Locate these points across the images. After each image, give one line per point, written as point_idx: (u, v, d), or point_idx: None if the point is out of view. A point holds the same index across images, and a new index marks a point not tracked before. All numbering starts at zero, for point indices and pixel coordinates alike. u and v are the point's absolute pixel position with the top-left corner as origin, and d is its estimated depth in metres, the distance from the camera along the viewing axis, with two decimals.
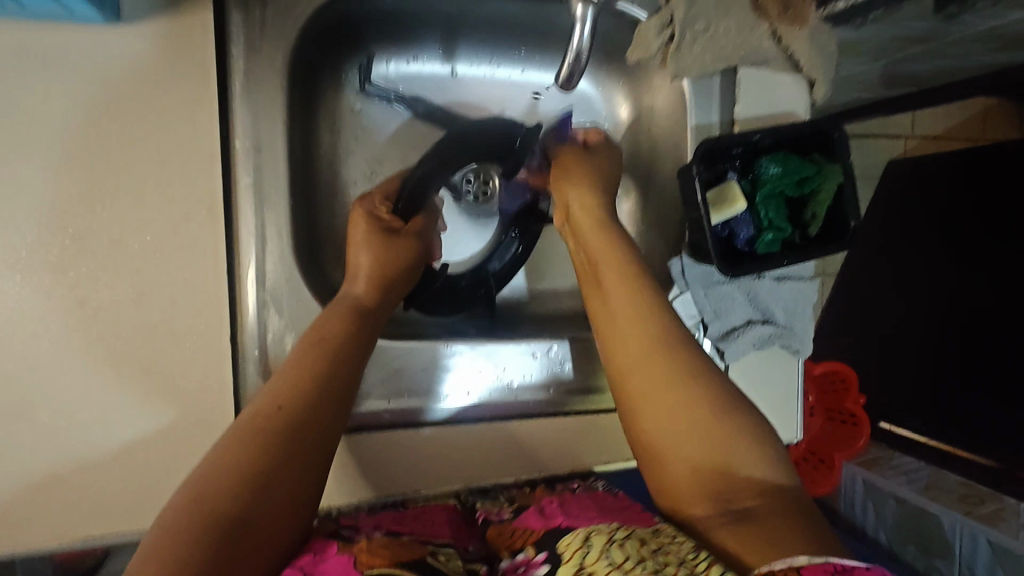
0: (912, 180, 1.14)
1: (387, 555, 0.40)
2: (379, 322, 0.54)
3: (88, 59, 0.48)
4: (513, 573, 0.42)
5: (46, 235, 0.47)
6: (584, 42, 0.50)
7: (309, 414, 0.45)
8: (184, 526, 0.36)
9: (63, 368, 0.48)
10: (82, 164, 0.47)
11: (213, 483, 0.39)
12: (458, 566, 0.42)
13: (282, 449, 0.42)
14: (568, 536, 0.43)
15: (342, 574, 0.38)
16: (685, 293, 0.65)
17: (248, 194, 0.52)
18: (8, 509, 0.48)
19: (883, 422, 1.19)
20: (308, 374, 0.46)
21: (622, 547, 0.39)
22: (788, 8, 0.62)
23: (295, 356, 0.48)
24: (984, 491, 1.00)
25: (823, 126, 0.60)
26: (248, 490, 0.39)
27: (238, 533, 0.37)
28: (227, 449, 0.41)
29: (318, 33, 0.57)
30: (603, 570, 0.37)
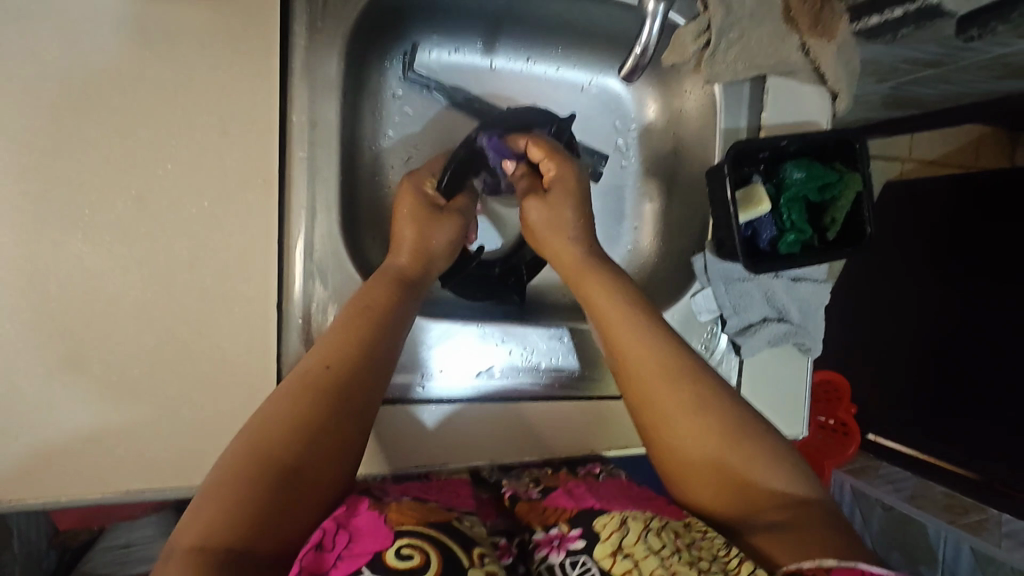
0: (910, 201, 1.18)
1: (416, 515, 0.41)
2: (420, 293, 0.56)
3: (158, 30, 0.50)
4: (548, 546, 0.44)
5: (110, 195, 0.49)
6: (654, 38, 0.55)
7: (359, 375, 0.46)
8: (241, 468, 0.38)
9: (117, 323, 0.50)
10: (149, 130, 0.50)
11: (269, 431, 0.40)
12: (483, 533, 0.44)
13: (334, 407, 0.43)
14: (603, 516, 0.45)
15: (373, 529, 0.39)
16: (705, 289, 0.68)
17: (301, 167, 0.55)
18: (54, 457, 0.49)
19: (870, 433, 1.23)
20: (354, 336, 0.47)
21: (658, 534, 0.42)
22: (818, 23, 0.64)
23: (343, 318, 0.50)
24: (969, 502, 1.06)
25: (846, 135, 0.63)
26: (302, 439, 0.40)
27: (290, 480, 0.39)
28: (280, 399, 0.42)
29: (372, 20, 0.60)
30: (641, 554, 0.40)
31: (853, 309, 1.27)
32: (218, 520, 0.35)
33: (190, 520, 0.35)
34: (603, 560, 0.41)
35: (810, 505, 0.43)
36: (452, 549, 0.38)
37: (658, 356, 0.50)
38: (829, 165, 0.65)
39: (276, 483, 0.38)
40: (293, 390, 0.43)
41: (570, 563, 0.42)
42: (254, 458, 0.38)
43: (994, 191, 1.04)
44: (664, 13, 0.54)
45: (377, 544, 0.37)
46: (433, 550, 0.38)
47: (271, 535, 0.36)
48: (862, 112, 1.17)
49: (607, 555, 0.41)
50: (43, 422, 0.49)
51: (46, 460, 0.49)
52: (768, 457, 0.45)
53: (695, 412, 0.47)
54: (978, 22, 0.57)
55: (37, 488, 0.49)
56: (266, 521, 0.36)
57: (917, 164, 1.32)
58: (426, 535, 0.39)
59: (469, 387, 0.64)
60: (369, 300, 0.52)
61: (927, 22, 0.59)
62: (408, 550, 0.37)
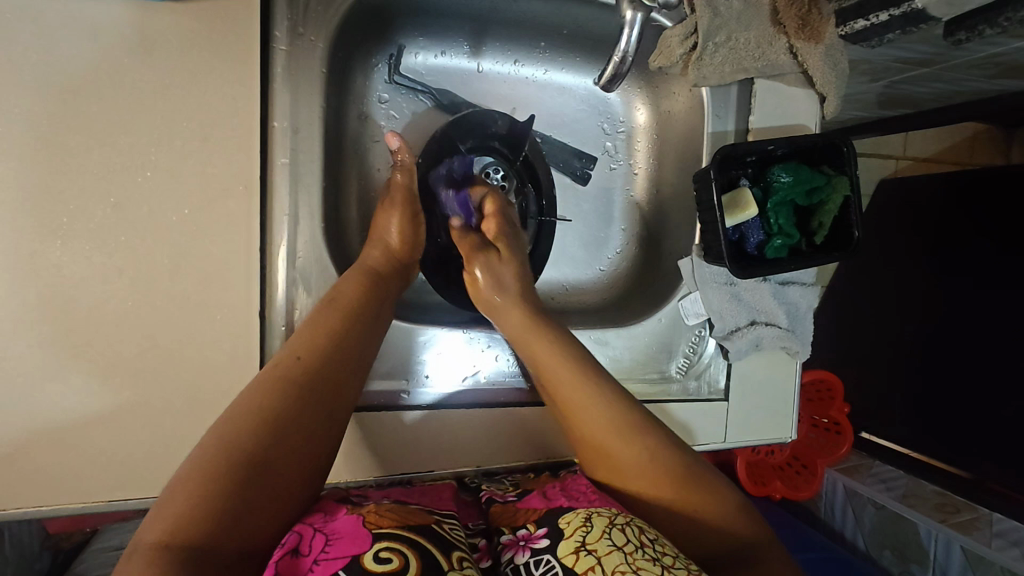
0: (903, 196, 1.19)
1: (396, 519, 0.41)
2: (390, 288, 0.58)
3: (136, 36, 0.49)
4: (514, 547, 0.45)
5: (88, 202, 0.48)
6: (632, 45, 0.54)
7: (329, 368, 0.46)
8: (206, 462, 0.37)
9: (96, 332, 0.49)
10: (128, 136, 0.49)
11: (240, 425, 0.40)
12: (464, 536, 0.44)
13: (305, 396, 0.43)
14: (569, 514, 0.47)
15: (353, 532, 0.39)
16: (693, 293, 0.67)
17: (283, 175, 0.55)
18: (32, 467, 0.49)
19: (864, 432, 1.24)
20: (323, 333, 0.48)
21: (622, 532, 0.44)
22: (807, 24, 0.62)
23: (319, 311, 0.50)
24: (959, 501, 1.05)
25: (834, 139, 0.62)
26: (269, 432, 0.40)
27: (257, 473, 0.38)
28: (251, 396, 0.42)
29: (353, 26, 0.60)
30: (604, 551, 0.42)
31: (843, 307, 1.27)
32: (185, 513, 0.34)
33: (154, 517, 0.35)
34: (566, 558, 0.43)
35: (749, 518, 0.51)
36: (432, 551, 0.38)
37: (628, 432, 0.52)
38: (816, 168, 0.64)
39: (242, 479, 0.37)
40: (263, 385, 0.43)
41: (534, 561, 0.43)
42: (224, 446, 0.38)
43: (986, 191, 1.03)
44: (643, 21, 0.54)
45: (356, 546, 0.37)
46: (411, 553, 0.37)
47: (241, 524, 0.36)
48: (854, 112, 1.18)
49: (570, 552, 0.43)
50: (22, 432, 0.48)
51: (23, 470, 0.49)
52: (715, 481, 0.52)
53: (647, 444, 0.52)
54: (966, 27, 0.57)
55: (18, 497, 0.49)
56: (233, 510, 0.36)
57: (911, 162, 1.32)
58: (405, 540, 0.38)
59: (457, 392, 0.63)
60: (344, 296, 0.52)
61: (913, 27, 0.58)
62: (386, 553, 0.37)
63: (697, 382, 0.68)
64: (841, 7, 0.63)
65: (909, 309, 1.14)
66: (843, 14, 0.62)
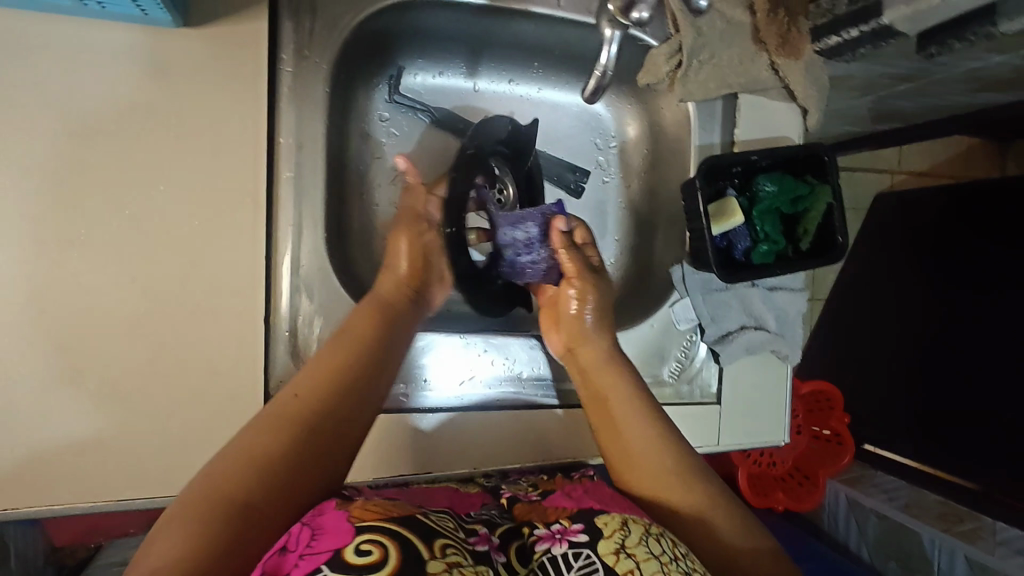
0: (902, 209, 1.22)
1: (379, 512, 0.42)
2: (401, 313, 0.59)
3: (152, 57, 0.52)
4: (550, 539, 0.47)
5: (103, 212, 0.51)
6: (612, 62, 0.58)
7: (329, 401, 0.48)
8: (200, 498, 0.39)
9: (107, 336, 0.52)
10: (141, 150, 0.52)
11: (235, 461, 0.42)
12: (452, 527, 0.45)
13: (300, 440, 0.45)
14: (605, 516, 0.48)
15: (335, 527, 0.40)
16: (684, 299, 0.69)
17: (288, 187, 0.58)
18: (42, 465, 0.51)
19: (866, 443, 1.25)
20: (327, 366, 0.50)
21: (659, 542, 0.46)
22: (785, 42, 0.66)
23: (324, 349, 0.52)
24: (964, 510, 1.05)
25: (815, 150, 0.65)
26: (261, 469, 0.42)
27: (248, 508, 0.40)
28: (252, 430, 0.45)
29: (356, 49, 0.63)
30: (643, 556, 0.44)
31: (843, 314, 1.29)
32: (175, 545, 0.36)
33: (147, 548, 0.37)
34: (607, 557, 0.45)
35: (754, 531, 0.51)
36: (413, 541, 0.40)
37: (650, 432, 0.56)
38: (801, 178, 0.67)
39: (231, 515, 0.39)
40: (265, 419, 0.45)
41: (574, 554, 0.45)
42: (216, 489, 0.40)
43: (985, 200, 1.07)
44: (621, 38, 0.58)
45: (338, 541, 0.38)
46: (392, 544, 0.39)
47: (233, 563, 0.37)
48: (845, 126, 1.21)
49: (611, 552, 0.45)
50: (33, 432, 0.50)
51: (33, 469, 0.51)
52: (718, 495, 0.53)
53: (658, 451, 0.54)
54: (936, 40, 0.59)
55: (28, 496, 0.50)
56: (223, 552, 0.37)
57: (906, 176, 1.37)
58: (389, 532, 0.40)
59: (457, 396, 0.65)
60: (350, 334, 0.54)
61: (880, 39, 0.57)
62: (368, 545, 0.38)
63: (688, 385, 0.70)
64: (816, 24, 0.67)
65: (904, 317, 1.16)
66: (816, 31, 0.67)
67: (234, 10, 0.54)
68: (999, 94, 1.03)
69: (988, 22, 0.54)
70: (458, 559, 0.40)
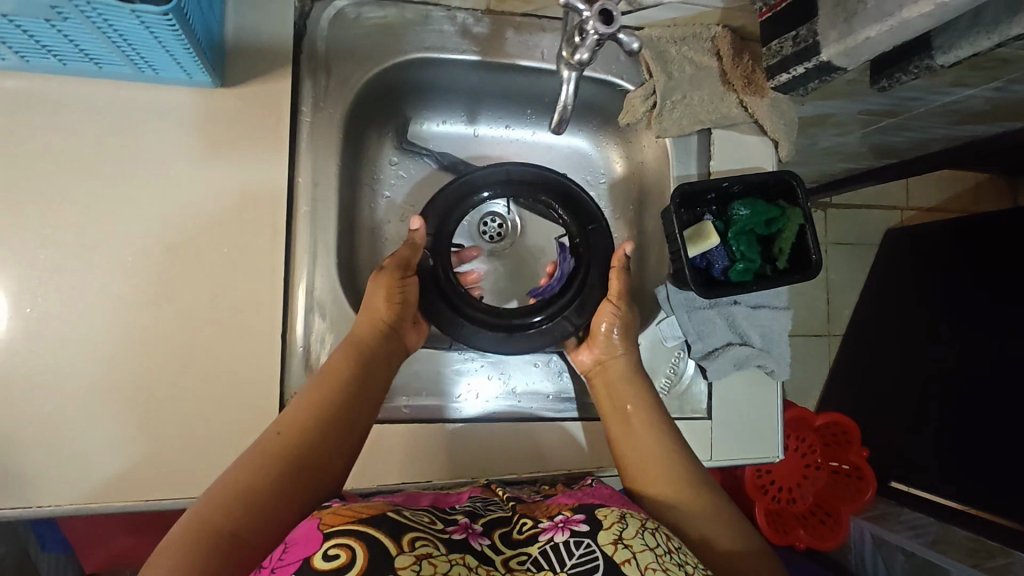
0: (911, 249, 1.39)
1: (351, 516, 0.46)
2: (384, 353, 0.64)
3: (192, 113, 0.62)
4: (554, 529, 0.51)
5: (148, 245, 0.61)
6: (571, 100, 0.59)
7: (307, 438, 0.53)
8: (191, 531, 0.45)
9: (149, 350, 0.60)
10: (182, 192, 0.62)
11: (222, 497, 0.47)
12: (428, 520, 0.50)
13: (290, 481, 0.50)
14: (605, 510, 0.53)
15: (306, 536, 0.45)
16: (670, 317, 0.74)
17: (304, 220, 0.66)
18: (88, 464, 0.59)
19: (894, 481, 1.30)
20: (308, 408, 0.55)
21: (653, 535, 0.50)
22: (750, 82, 0.73)
23: (310, 385, 0.58)
24: (995, 546, 1.09)
25: (784, 175, 0.70)
26: (245, 503, 0.47)
27: (230, 540, 0.45)
28: (243, 466, 0.50)
29: (367, 101, 0.73)
30: (639, 547, 0.48)
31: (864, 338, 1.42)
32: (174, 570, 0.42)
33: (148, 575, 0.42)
34: (606, 546, 0.48)
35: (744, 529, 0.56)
36: (380, 538, 0.44)
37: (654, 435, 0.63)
38: (774, 202, 0.72)
39: (217, 544, 0.44)
40: (254, 457, 0.51)
41: (575, 541, 0.49)
42: (207, 518, 0.45)
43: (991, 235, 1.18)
44: (577, 78, 0.58)
45: (306, 550, 0.43)
46: (355, 543, 0.43)
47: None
48: (841, 160, 1.27)
49: (609, 542, 0.48)
50: (82, 436, 0.59)
51: (80, 468, 0.59)
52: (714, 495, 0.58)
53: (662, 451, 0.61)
54: (886, 74, 0.66)
55: (74, 492, 0.58)
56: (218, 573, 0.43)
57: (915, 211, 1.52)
58: (356, 533, 0.44)
59: (459, 409, 0.71)
60: (331, 377, 0.58)
61: (828, 77, 0.60)
62: (335, 550, 0.43)
63: (679, 401, 0.73)
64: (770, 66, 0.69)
65: None
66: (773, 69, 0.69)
67: (262, 72, 0.64)
68: (983, 127, 1.07)
69: (927, 56, 0.59)
70: (427, 550, 0.44)
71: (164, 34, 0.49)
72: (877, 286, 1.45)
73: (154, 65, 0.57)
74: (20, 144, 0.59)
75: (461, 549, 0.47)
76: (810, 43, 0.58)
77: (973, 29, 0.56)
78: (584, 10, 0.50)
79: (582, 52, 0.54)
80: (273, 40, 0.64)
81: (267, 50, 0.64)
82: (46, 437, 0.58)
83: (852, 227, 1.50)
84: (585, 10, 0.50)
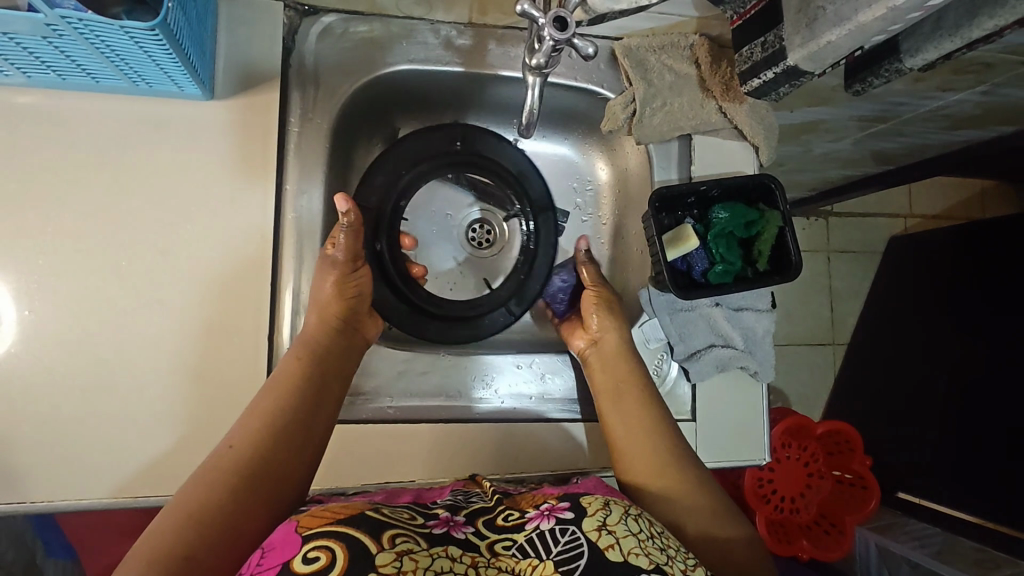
0: (914, 257, 1.39)
1: (327, 517, 0.47)
2: (332, 350, 0.65)
3: (178, 124, 0.65)
4: (540, 517, 0.51)
5: (141, 251, 0.63)
6: (535, 102, 0.61)
7: (258, 451, 0.54)
8: (147, 552, 0.45)
9: (142, 352, 0.63)
10: (175, 200, 0.64)
11: (174, 518, 0.48)
12: (407, 517, 0.50)
13: (242, 496, 0.51)
14: (590, 497, 0.54)
15: (284, 540, 0.45)
16: (652, 319, 0.75)
17: (292, 226, 0.68)
18: (83, 464, 0.61)
19: (900, 492, 1.29)
20: (258, 419, 0.56)
21: (636, 521, 0.51)
22: (729, 88, 0.74)
23: (264, 394, 0.59)
24: (1001, 556, 1.08)
25: (762, 179, 0.72)
26: (199, 523, 0.48)
27: (184, 560, 0.46)
28: (198, 485, 0.51)
29: (356, 112, 0.75)
30: (622, 533, 0.49)
31: (868, 346, 1.42)
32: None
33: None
34: (590, 532, 0.49)
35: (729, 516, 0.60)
36: (360, 538, 0.44)
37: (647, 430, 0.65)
38: (754, 205, 0.73)
39: (174, 564, 0.45)
40: (206, 475, 0.52)
41: (560, 528, 0.49)
42: (163, 541, 0.46)
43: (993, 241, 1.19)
44: (541, 84, 0.60)
45: (285, 553, 0.43)
46: (335, 544, 0.43)
47: None
48: (836, 167, 1.27)
49: (593, 528, 0.49)
50: (77, 436, 0.61)
51: (75, 467, 0.61)
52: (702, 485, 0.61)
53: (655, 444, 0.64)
54: (859, 79, 0.67)
55: (69, 490, 0.60)
56: None
57: (918, 218, 1.51)
58: (335, 533, 0.45)
59: (487, 404, 0.74)
60: (281, 381, 0.60)
61: (798, 81, 0.61)
62: (314, 552, 0.43)
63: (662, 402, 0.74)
64: (740, 71, 0.67)
65: None
66: (741, 75, 0.67)
67: (253, 86, 0.67)
68: (977, 132, 1.07)
69: (895, 59, 0.61)
70: (407, 547, 0.44)
71: (153, 49, 0.52)
72: (881, 295, 1.44)
73: (147, 78, 0.60)
74: (22, 154, 0.62)
75: (443, 543, 0.47)
76: (778, 48, 0.59)
77: (936, 32, 0.57)
78: (540, 17, 0.51)
79: (539, 57, 0.54)
80: (263, 55, 0.67)
81: (257, 64, 0.67)
82: (42, 437, 0.60)
83: (853, 235, 1.49)
84: (539, 18, 0.51)
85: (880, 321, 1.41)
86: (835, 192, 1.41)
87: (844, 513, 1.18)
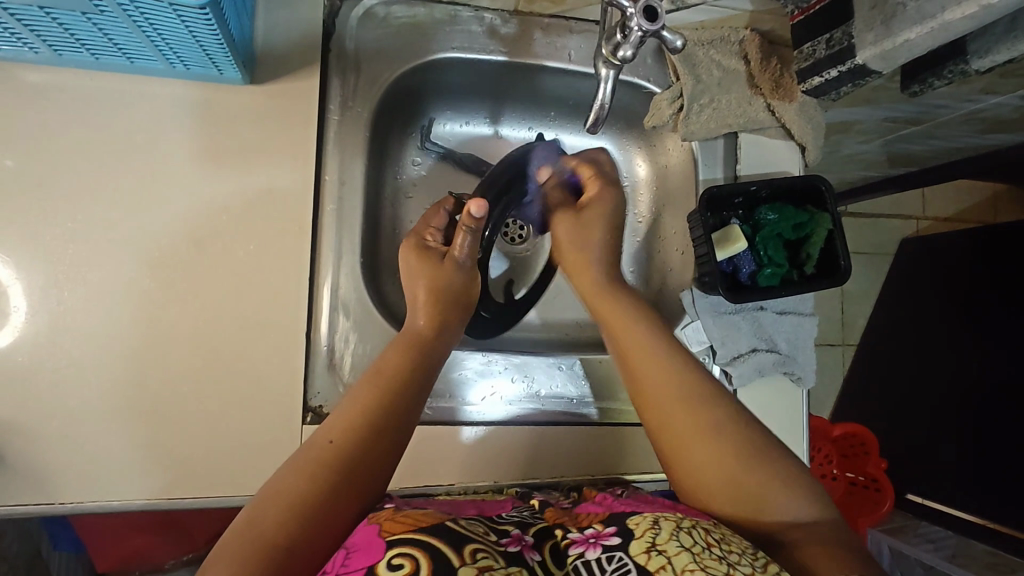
0: (927, 255, 1.36)
1: (409, 523, 0.47)
2: (435, 350, 0.63)
3: (214, 109, 0.62)
4: (584, 544, 0.49)
5: (173, 241, 0.61)
6: (609, 96, 0.57)
7: (357, 440, 0.52)
8: (244, 541, 0.44)
9: (174, 347, 0.60)
10: (211, 190, 0.62)
11: (273, 505, 0.46)
12: (483, 531, 0.49)
13: (338, 489, 0.49)
14: (635, 518, 0.51)
15: (368, 543, 0.45)
16: (694, 322, 0.73)
17: (331, 218, 0.66)
18: (111, 464, 0.58)
19: (911, 494, 1.29)
20: (357, 410, 0.54)
21: (689, 533, 0.48)
22: (780, 86, 0.72)
23: (359, 387, 0.56)
24: (1016, 561, 1.08)
25: (813, 180, 0.69)
26: (296, 514, 0.46)
27: (280, 553, 0.44)
28: (295, 474, 0.49)
29: (392, 100, 0.73)
30: (674, 551, 0.46)
31: (876, 347, 1.40)
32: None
33: None
34: (638, 556, 0.46)
35: (802, 487, 0.52)
36: (443, 551, 0.44)
37: (689, 400, 0.56)
38: (802, 208, 0.71)
39: (269, 556, 0.43)
40: (302, 464, 0.50)
41: (607, 557, 0.47)
42: (258, 529, 0.45)
43: (1008, 241, 1.17)
44: (616, 77, 0.57)
45: (371, 556, 0.44)
46: (421, 555, 0.43)
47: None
48: (860, 168, 1.26)
49: (643, 551, 0.47)
50: (106, 433, 0.58)
51: (102, 466, 0.58)
52: (763, 459, 0.52)
53: (702, 418, 0.55)
54: (919, 80, 0.65)
55: (96, 490, 0.58)
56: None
57: (933, 220, 1.50)
58: (418, 543, 0.44)
59: (479, 412, 0.70)
60: (384, 374, 0.58)
61: (863, 81, 0.59)
62: (398, 560, 0.43)
63: None
64: (800, 67, 0.65)
65: None
66: (800, 74, 0.66)
67: (292, 72, 0.64)
68: (1008, 136, 1.06)
69: (961, 60, 0.58)
70: (488, 563, 0.44)
71: (201, 29, 0.49)
72: (893, 293, 1.41)
73: (186, 60, 0.57)
74: (49, 137, 0.59)
75: (518, 563, 0.46)
76: (846, 45, 0.57)
77: (1010, 34, 0.55)
78: (629, 6, 0.51)
79: (625, 50, 0.53)
80: (301, 38, 0.64)
81: (297, 47, 0.64)
82: (68, 434, 0.58)
83: (869, 236, 1.48)
84: (628, 8, 0.51)
85: (900, 318, 1.37)
86: (854, 192, 1.40)
87: (857, 514, 1.17)
